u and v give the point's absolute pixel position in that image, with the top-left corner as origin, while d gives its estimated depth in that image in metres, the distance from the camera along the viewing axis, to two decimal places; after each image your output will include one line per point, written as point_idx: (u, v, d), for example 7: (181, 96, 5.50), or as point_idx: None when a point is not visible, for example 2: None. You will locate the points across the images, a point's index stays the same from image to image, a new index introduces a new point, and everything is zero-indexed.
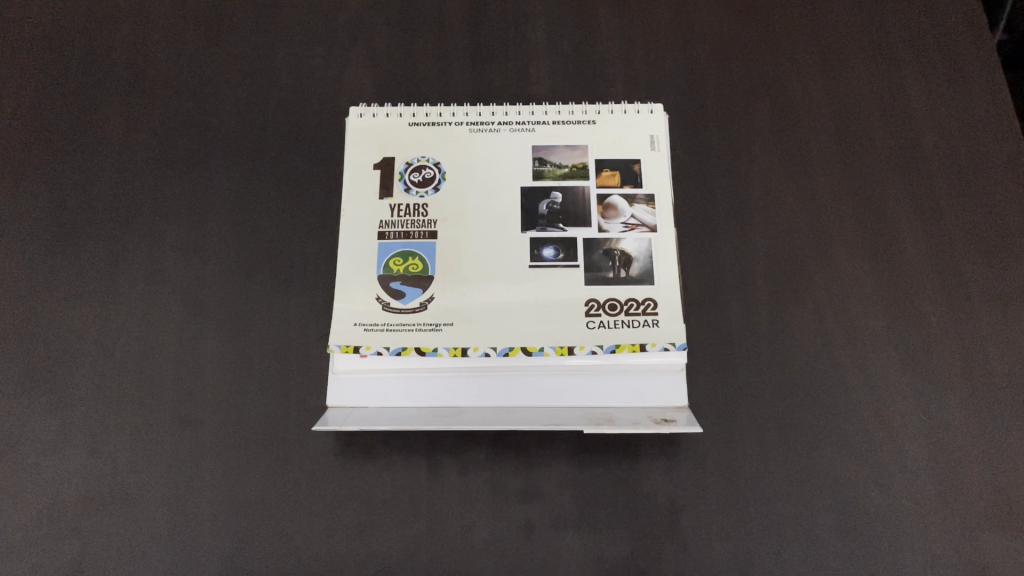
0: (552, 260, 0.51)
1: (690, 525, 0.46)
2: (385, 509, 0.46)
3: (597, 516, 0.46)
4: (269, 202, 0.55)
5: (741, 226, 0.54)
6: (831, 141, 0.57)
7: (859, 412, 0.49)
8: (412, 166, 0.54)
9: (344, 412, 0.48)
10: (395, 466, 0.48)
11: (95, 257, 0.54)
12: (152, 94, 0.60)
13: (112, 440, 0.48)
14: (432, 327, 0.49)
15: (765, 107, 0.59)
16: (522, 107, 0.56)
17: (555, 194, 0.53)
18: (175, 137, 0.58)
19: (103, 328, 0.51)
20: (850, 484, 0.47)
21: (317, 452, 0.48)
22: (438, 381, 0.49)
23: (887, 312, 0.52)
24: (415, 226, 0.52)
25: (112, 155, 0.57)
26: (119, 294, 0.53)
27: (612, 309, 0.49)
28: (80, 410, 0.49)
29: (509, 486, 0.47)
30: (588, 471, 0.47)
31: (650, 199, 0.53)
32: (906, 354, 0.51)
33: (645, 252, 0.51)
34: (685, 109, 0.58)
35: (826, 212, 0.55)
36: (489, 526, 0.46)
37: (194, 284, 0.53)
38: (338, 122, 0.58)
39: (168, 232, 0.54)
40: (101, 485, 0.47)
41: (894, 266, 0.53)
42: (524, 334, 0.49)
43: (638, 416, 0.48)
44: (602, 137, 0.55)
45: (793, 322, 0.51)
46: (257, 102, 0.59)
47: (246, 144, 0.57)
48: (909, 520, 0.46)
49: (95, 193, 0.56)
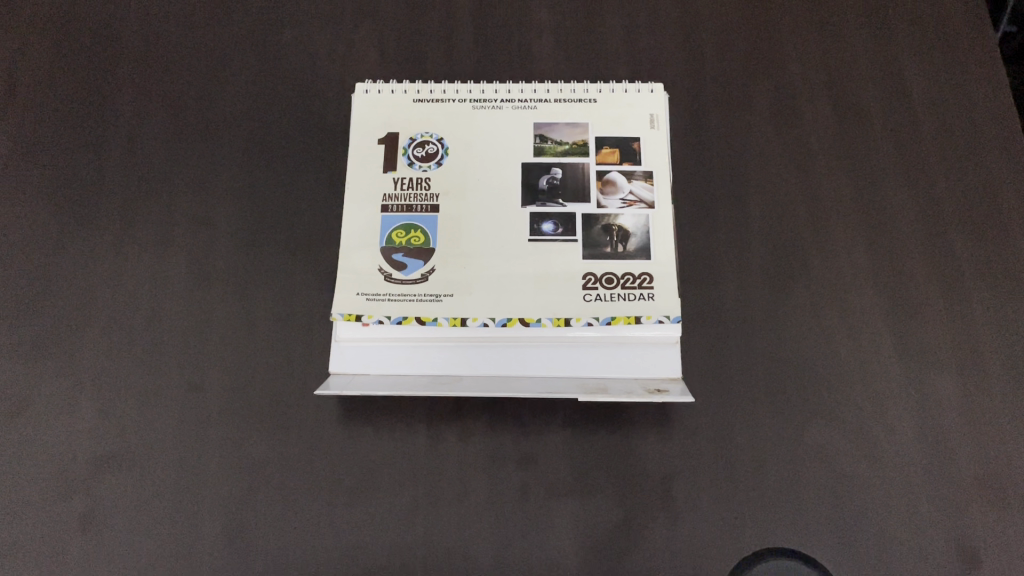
0: (551, 234, 0.52)
1: (684, 494, 0.47)
2: (386, 473, 0.48)
3: (593, 483, 0.48)
4: (275, 175, 0.56)
5: (739, 205, 0.55)
6: (831, 125, 0.58)
7: (850, 391, 0.50)
8: (416, 141, 0.55)
9: (346, 379, 0.50)
10: (394, 432, 0.49)
11: (104, 226, 0.55)
12: (157, 71, 0.61)
13: (119, 403, 0.50)
14: (432, 297, 0.50)
15: (764, 87, 0.60)
16: (525, 85, 0.57)
17: (555, 169, 0.54)
18: (183, 110, 0.59)
19: (109, 295, 0.53)
20: (840, 456, 0.48)
21: (320, 418, 0.49)
22: (438, 350, 0.50)
23: (881, 289, 0.53)
24: (418, 199, 0.53)
25: (122, 128, 0.59)
26: (122, 266, 0.54)
27: (609, 282, 0.51)
28: (87, 377, 0.50)
29: (507, 453, 0.48)
30: (585, 439, 0.49)
31: (649, 176, 0.54)
32: (899, 332, 0.51)
33: (642, 227, 0.52)
34: (686, 88, 0.59)
35: (822, 190, 0.56)
36: (487, 490, 0.47)
37: (199, 254, 0.54)
38: (344, 96, 0.59)
39: (173, 207, 0.56)
40: (109, 447, 0.49)
41: (889, 246, 0.54)
42: (523, 305, 0.50)
43: (632, 386, 0.49)
44: (603, 115, 0.56)
45: (788, 300, 0.52)
46: (264, 76, 0.60)
47: (251, 121, 0.58)
48: (898, 491, 0.47)
49: (105, 163, 0.57)
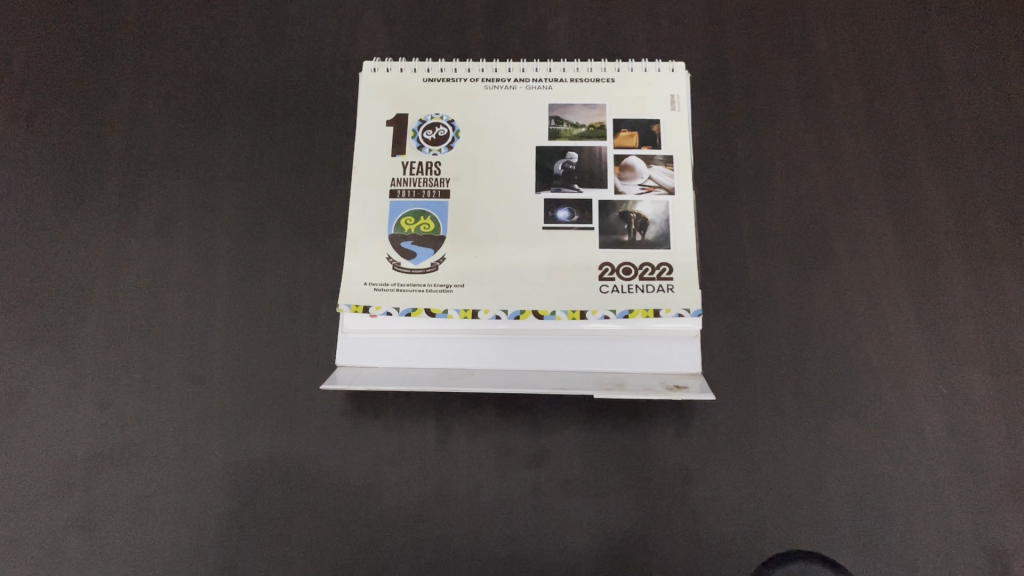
0: (566, 221, 0.50)
1: (702, 494, 0.45)
2: (394, 471, 0.46)
3: (608, 482, 0.46)
4: (278, 157, 0.54)
5: (763, 191, 0.53)
6: (862, 105, 0.56)
7: (879, 384, 0.48)
8: (426, 123, 0.53)
9: (353, 372, 0.48)
10: (402, 427, 0.47)
11: (104, 210, 0.53)
12: (160, 49, 0.58)
13: (119, 396, 0.48)
14: (443, 288, 0.49)
15: (788, 66, 0.57)
16: (539, 63, 0.54)
17: (571, 153, 0.52)
18: (184, 89, 0.57)
19: (109, 283, 0.51)
20: (865, 456, 0.46)
21: (325, 413, 0.47)
22: (449, 343, 0.49)
23: (910, 279, 0.50)
24: (428, 184, 0.51)
25: (121, 109, 0.57)
26: (127, 252, 0.52)
27: (626, 272, 0.49)
28: (90, 369, 0.49)
29: (518, 450, 0.47)
30: (600, 436, 0.47)
31: (669, 160, 0.52)
32: (930, 324, 0.49)
33: (662, 215, 0.50)
34: (707, 67, 0.57)
35: (849, 175, 0.53)
36: (497, 489, 0.46)
37: (201, 240, 0.52)
38: (350, 75, 0.57)
39: (177, 192, 0.54)
40: (109, 442, 0.47)
41: (919, 234, 0.52)
42: (536, 297, 0.49)
43: (650, 382, 0.47)
44: (622, 96, 0.53)
45: (813, 290, 0.50)
46: (267, 54, 0.58)
47: (258, 101, 0.56)
48: (926, 493, 0.45)
49: (104, 145, 0.55)
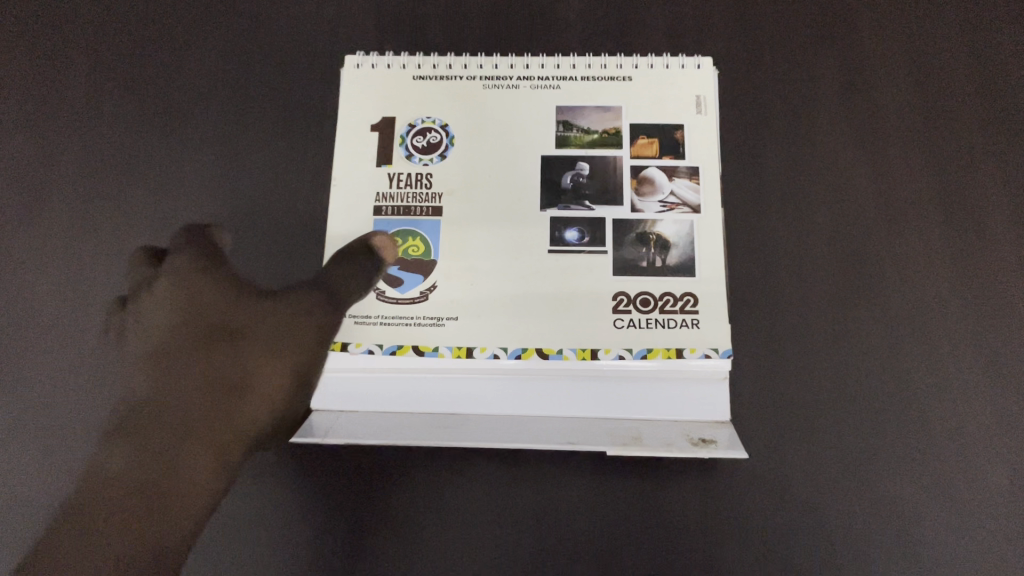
0: (576, 244, 0.44)
1: (731, 564, 0.39)
2: (371, 535, 0.39)
3: (621, 549, 0.39)
4: (237, 155, 0.46)
5: (807, 190, 0.45)
6: (930, 80, 0.47)
7: (942, 420, 0.41)
8: (416, 128, 0.46)
9: (327, 419, 0.41)
10: (380, 483, 0.40)
11: (28, 216, 0.45)
12: (98, 3, 0.49)
13: (47, 443, 0.41)
14: (434, 322, 0.43)
15: (835, 40, 0.48)
16: (546, 58, 0.47)
17: (582, 164, 0.45)
18: (122, 65, 0.48)
19: (35, 306, 0.43)
20: (922, 518, 0.39)
21: (288, 466, 0.40)
22: (439, 385, 0.42)
23: (976, 301, 0.43)
24: (417, 200, 0.45)
25: (45, 88, 0.48)
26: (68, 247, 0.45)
27: (644, 304, 0.43)
28: (12, 410, 0.41)
29: (516, 510, 0.40)
30: (612, 494, 0.40)
31: (694, 172, 0.45)
32: (998, 358, 0.42)
33: (685, 236, 0.44)
34: (738, 45, 0.48)
35: (905, 174, 0.45)
36: (492, 557, 0.39)
37: (143, 253, 0.44)
38: (318, 54, 0.48)
39: (126, 179, 0.46)
40: (33, 500, 0.40)
41: (986, 246, 0.44)
42: (540, 333, 0.42)
43: (671, 434, 0.40)
44: (640, 97, 0.46)
45: (866, 308, 0.43)
46: (219, 23, 0.49)
47: (222, 71, 0.48)
48: (993, 563, 0.39)
49: (26, 133, 0.47)
